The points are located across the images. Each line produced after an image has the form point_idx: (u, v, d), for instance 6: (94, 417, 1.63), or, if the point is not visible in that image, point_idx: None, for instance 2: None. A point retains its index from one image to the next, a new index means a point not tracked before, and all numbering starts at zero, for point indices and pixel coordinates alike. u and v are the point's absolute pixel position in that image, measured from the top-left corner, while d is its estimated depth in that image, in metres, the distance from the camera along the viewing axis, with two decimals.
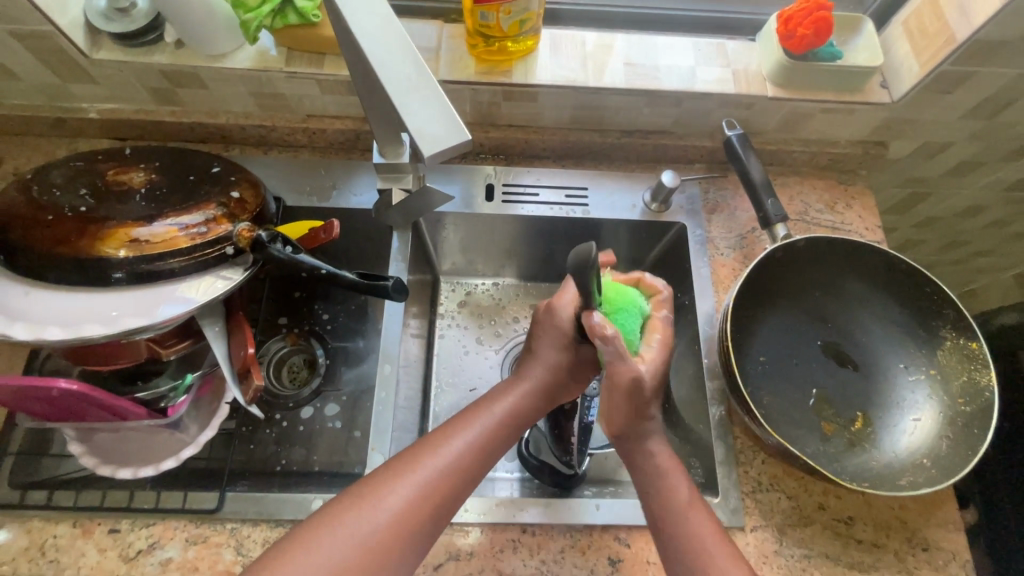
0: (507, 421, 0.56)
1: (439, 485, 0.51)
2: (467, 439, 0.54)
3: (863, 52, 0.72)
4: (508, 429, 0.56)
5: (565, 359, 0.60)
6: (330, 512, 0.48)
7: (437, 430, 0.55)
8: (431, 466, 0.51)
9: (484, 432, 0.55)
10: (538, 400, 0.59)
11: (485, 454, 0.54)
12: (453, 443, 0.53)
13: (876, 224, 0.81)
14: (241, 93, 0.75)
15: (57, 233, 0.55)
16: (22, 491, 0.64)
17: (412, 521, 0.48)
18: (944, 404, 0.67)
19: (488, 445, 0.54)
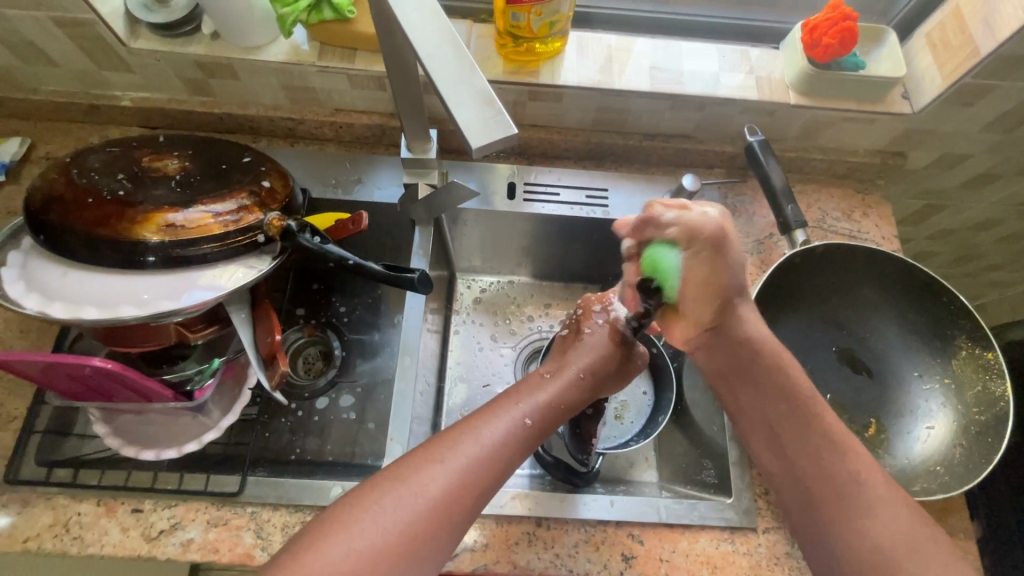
0: (545, 410, 0.58)
1: (475, 472, 0.51)
2: (503, 427, 0.55)
3: (886, 63, 0.73)
4: (546, 418, 0.58)
5: (608, 355, 0.64)
6: (373, 487, 0.49)
7: (474, 417, 0.56)
8: (468, 452, 0.52)
9: (522, 421, 0.56)
10: (578, 392, 0.61)
11: (521, 444, 0.55)
12: (490, 430, 0.54)
13: (893, 234, 0.82)
14: (273, 86, 0.77)
15: (95, 215, 0.57)
16: (48, 469, 0.65)
17: (449, 506, 0.49)
18: (958, 412, 0.68)
19: (524, 433, 0.55)
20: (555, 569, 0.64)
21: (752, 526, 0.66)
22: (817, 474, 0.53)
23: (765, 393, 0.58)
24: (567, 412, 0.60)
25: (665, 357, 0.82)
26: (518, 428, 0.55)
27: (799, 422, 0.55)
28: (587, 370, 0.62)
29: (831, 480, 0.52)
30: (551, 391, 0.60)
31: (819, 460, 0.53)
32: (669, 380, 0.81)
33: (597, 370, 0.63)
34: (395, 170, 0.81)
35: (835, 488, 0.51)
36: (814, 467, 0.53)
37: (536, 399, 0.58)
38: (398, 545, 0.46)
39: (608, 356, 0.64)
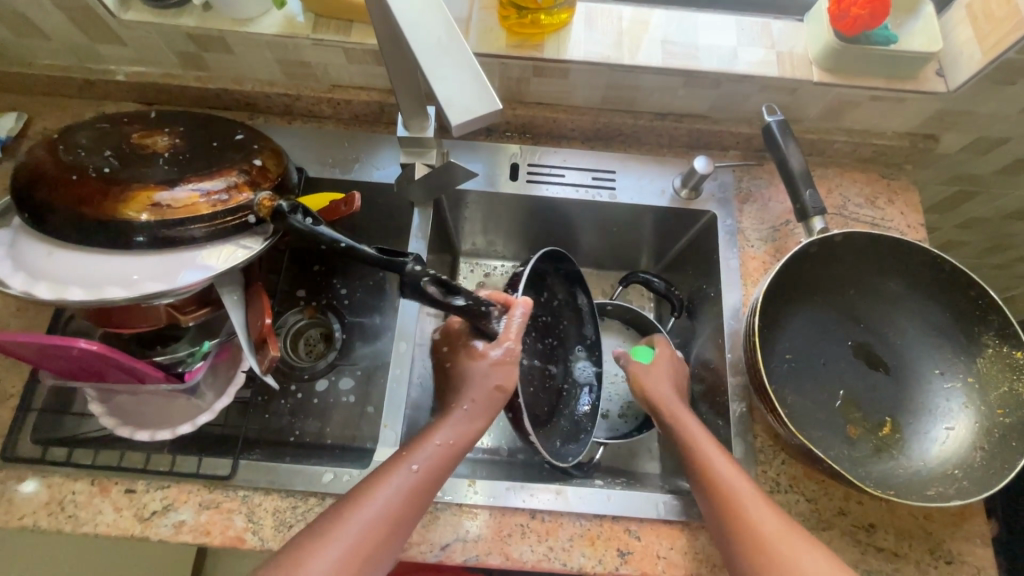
0: (436, 456, 0.57)
1: (373, 539, 0.51)
2: (399, 485, 0.54)
3: (919, 37, 0.67)
4: (442, 464, 0.57)
5: (479, 377, 0.61)
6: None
7: (373, 475, 0.55)
8: (358, 524, 0.51)
9: (418, 475, 0.55)
10: (470, 427, 0.60)
11: (421, 492, 0.55)
12: (383, 494, 0.53)
13: (919, 222, 0.77)
14: (267, 60, 0.74)
15: (80, 193, 0.55)
16: (44, 448, 0.65)
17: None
18: (980, 413, 0.64)
19: (424, 485, 0.55)
20: (548, 562, 0.62)
21: None
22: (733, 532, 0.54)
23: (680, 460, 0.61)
24: (459, 449, 0.59)
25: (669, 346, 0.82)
26: (415, 483, 0.55)
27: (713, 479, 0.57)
28: (468, 397, 0.61)
29: (752, 537, 0.53)
30: (438, 436, 0.58)
31: (736, 518, 0.54)
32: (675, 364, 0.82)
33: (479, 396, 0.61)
34: (394, 149, 0.79)
35: (757, 543, 0.52)
36: (730, 518, 0.54)
37: (425, 450, 0.57)
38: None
39: (479, 385, 0.61)
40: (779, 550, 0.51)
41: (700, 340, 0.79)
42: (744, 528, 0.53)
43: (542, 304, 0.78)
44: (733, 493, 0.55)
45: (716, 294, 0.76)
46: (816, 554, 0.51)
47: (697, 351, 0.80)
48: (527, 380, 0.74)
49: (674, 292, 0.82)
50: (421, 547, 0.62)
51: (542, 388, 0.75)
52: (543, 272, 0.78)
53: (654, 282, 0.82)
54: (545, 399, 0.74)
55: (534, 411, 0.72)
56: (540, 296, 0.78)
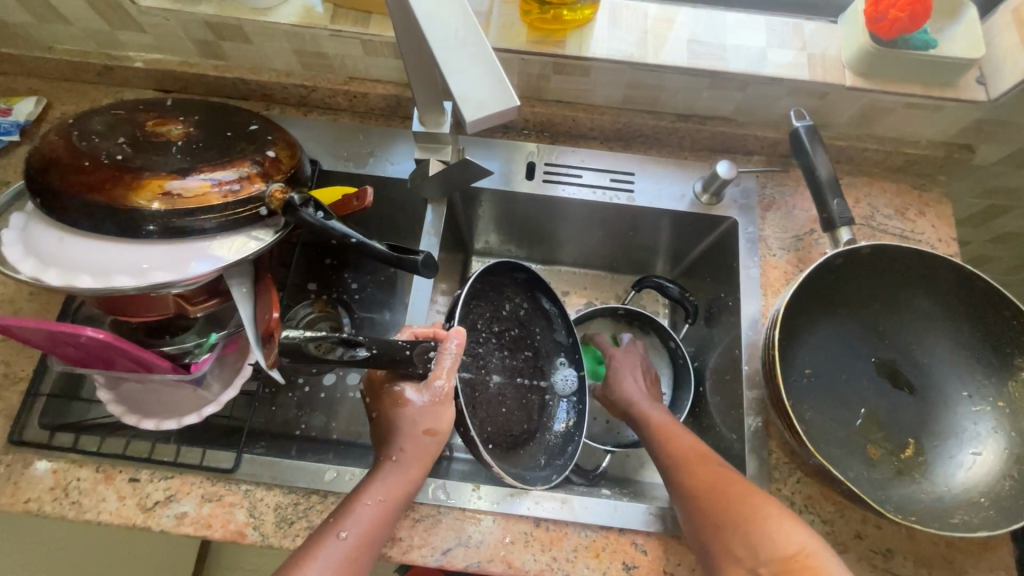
0: (372, 515, 0.54)
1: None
2: (343, 545, 0.52)
3: (960, 43, 0.64)
4: (382, 518, 0.54)
5: (412, 424, 0.58)
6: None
7: (311, 540, 0.52)
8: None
9: (360, 531, 0.53)
10: (406, 478, 0.57)
11: (366, 546, 0.53)
12: (324, 560, 0.50)
13: (951, 237, 0.74)
14: (284, 50, 0.73)
15: (92, 180, 0.54)
16: (51, 432, 0.65)
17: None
18: (1010, 440, 0.61)
19: (368, 540, 0.53)
20: (551, 572, 0.61)
21: None
22: (705, 506, 0.54)
23: (655, 453, 0.63)
24: (397, 505, 0.56)
25: (684, 353, 0.80)
26: (358, 540, 0.52)
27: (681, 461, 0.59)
28: (400, 451, 0.57)
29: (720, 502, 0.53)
30: (374, 495, 0.55)
31: (703, 490, 0.55)
32: (688, 372, 0.80)
33: (409, 449, 0.58)
34: (410, 144, 0.78)
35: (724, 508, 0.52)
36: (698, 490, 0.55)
37: (362, 511, 0.54)
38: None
39: (407, 436, 0.58)
40: (745, 511, 0.51)
41: (715, 350, 0.77)
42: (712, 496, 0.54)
43: (505, 318, 0.74)
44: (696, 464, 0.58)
45: (735, 303, 0.74)
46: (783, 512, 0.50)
47: (712, 360, 0.78)
48: (498, 399, 0.69)
49: (688, 299, 0.80)
50: (422, 550, 0.61)
51: (518, 404, 0.71)
52: (499, 283, 0.74)
53: (669, 288, 0.80)
54: (521, 416, 0.70)
55: (509, 432, 0.68)
56: (499, 310, 0.73)
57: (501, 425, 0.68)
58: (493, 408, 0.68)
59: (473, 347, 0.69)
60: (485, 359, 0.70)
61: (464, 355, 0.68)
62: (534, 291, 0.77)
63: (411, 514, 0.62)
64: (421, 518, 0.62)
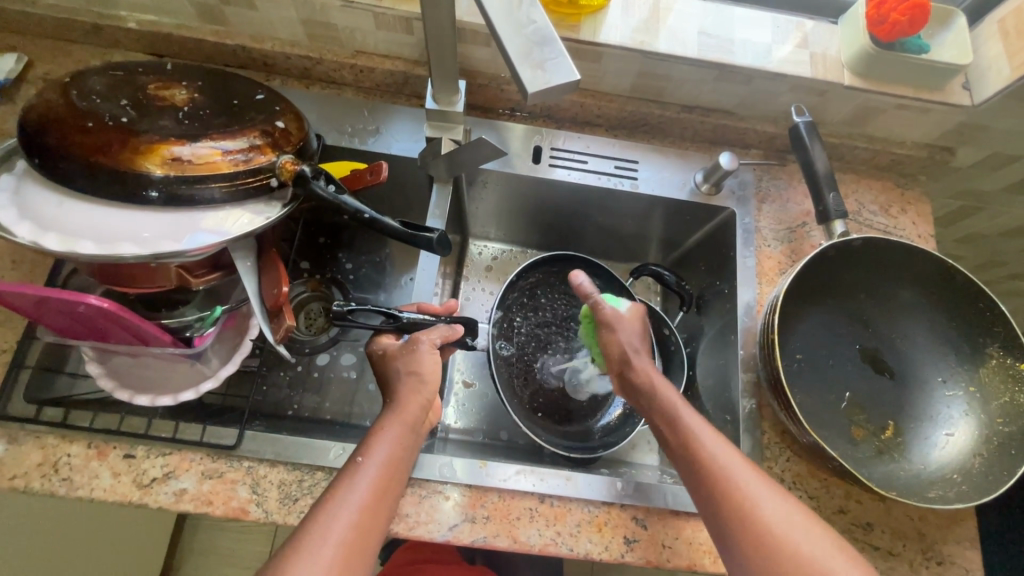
0: (393, 450, 0.54)
1: (360, 530, 0.48)
2: (369, 474, 0.51)
3: (951, 48, 0.68)
4: (400, 446, 0.54)
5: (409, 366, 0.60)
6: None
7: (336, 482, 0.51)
8: (342, 519, 0.48)
9: (382, 459, 0.53)
10: (409, 410, 0.57)
11: (392, 481, 0.52)
12: (357, 488, 0.50)
13: (929, 233, 0.78)
14: (291, 19, 0.71)
15: (95, 141, 0.52)
16: (37, 407, 0.62)
17: (350, 561, 0.47)
18: (980, 422, 0.66)
19: (391, 468, 0.53)
20: (555, 547, 0.62)
21: None
22: (758, 548, 0.49)
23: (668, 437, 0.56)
24: (409, 436, 0.56)
25: (677, 341, 0.79)
26: (382, 467, 0.52)
27: (739, 506, 0.50)
28: (396, 394, 0.58)
29: (782, 552, 0.48)
30: (387, 428, 0.55)
31: (758, 540, 0.49)
32: (680, 358, 0.79)
33: (406, 389, 0.58)
34: (416, 122, 0.77)
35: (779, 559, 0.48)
36: (757, 542, 0.49)
37: (381, 442, 0.54)
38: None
39: (397, 383, 0.60)
40: (801, 555, 0.48)
41: (707, 336, 0.80)
42: (766, 548, 0.48)
43: (569, 305, 0.82)
44: (762, 512, 0.50)
45: (730, 290, 0.77)
46: (839, 557, 0.48)
47: (704, 345, 0.81)
48: (529, 373, 0.78)
49: (685, 287, 0.81)
50: (428, 526, 0.62)
51: (552, 381, 0.79)
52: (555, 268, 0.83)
53: (665, 275, 0.81)
54: (549, 391, 0.78)
55: (532, 403, 0.77)
56: (572, 297, 0.82)
57: (555, 398, 0.78)
58: (551, 384, 0.79)
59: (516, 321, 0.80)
60: (547, 340, 0.81)
61: (505, 326, 0.79)
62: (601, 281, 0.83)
63: (417, 491, 0.63)
64: (428, 495, 0.63)
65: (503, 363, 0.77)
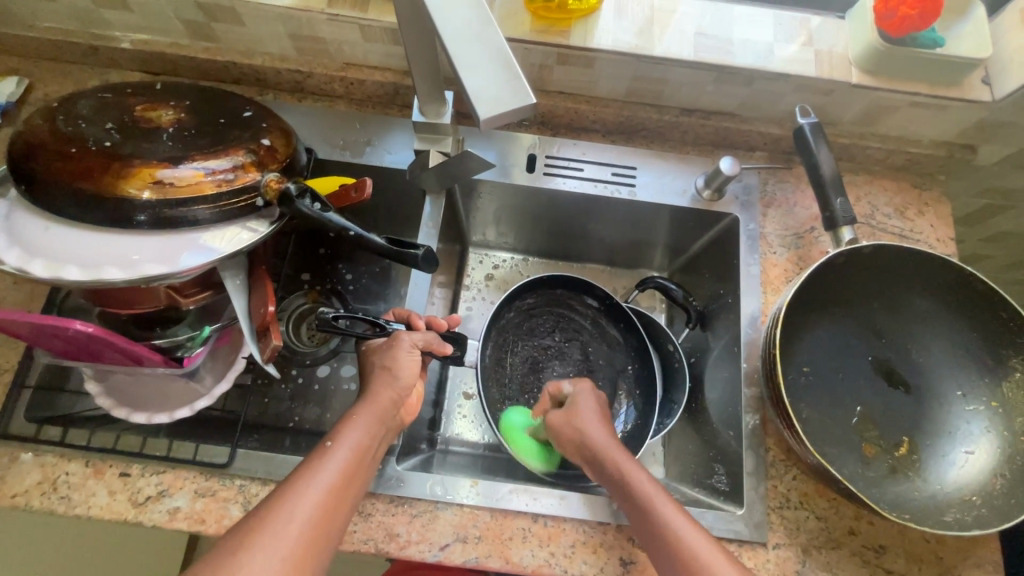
0: (365, 435, 0.53)
1: (326, 510, 0.47)
2: (338, 457, 0.51)
3: (968, 41, 0.63)
4: (371, 433, 0.54)
5: (382, 359, 0.60)
6: (223, 565, 0.43)
7: (304, 463, 0.50)
8: (311, 495, 0.47)
9: (352, 445, 0.52)
10: (380, 402, 0.56)
11: (363, 462, 0.52)
12: (325, 469, 0.49)
13: (950, 236, 0.74)
14: (279, 34, 0.71)
15: (80, 167, 0.52)
16: (38, 426, 0.63)
17: (315, 540, 0.46)
18: (1003, 439, 0.62)
19: (361, 454, 0.52)
20: (549, 568, 0.61)
21: (763, 541, 0.62)
22: None
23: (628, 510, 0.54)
24: (380, 427, 0.55)
25: (680, 357, 0.77)
26: (352, 452, 0.51)
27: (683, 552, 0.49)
28: (369, 386, 0.58)
29: None
30: (359, 415, 0.54)
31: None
32: (683, 375, 0.76)
33: (379, 382, 0.58)
34: (408, 133, 0.76)
35: None
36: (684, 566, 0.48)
37: (352, 428, 0.53)
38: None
39: (372, 378, 0.60)
40: None
41: (712, 348, 0.77)
42: None
43: (563, 329, 0.80)
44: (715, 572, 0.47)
45: (734, 300, 0.74)
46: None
47: (710, 358, 0.77)
48: (522, 397, 0.76)
49: (691, 303, 0.79)
50: (419, 546, 0.61)
51: None
52: (560, 293, 0.81)
53: (672, 290, 0.78)
54: None
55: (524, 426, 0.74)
56: (571, 320, 0.81)
57: None
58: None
59: (512, 343, 0.78)
60: (541, 364, 0.79)
61: (499, 348, 0.77)
62: (603, 310, 0.81)
63: (408, 510, 0.62)
64: (419, 514, 0.62)
65: (493, 383, 0.75)
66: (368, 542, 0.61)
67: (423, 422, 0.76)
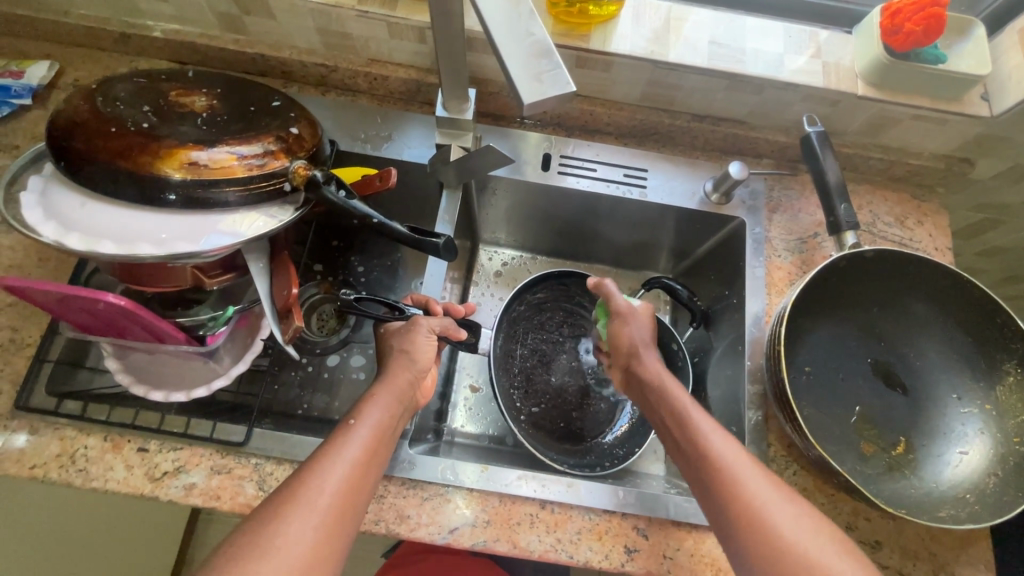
0: (384, 414, 0.55)
1: (351, 484, 0.49)
2: (361, 434, 0.52)
3: (969, 59, 0.67)
4: (390, 411, 0.56)
5: (398, 343, 0.62)
6: (257, 534, 0.44)
7: (328, 440, 0.52)
8: (338, 471, 0.49)
9: (373, 423, 0.54)
10: (397, 384, 0.58)
11: (384, 438, 0.54)
12: (350, 446, 0.51)
13: (947, 246, 0.77)
14: (308, 28, 0.73)
15: (117, 146, 0.54)
16: (58, 399, 0.64)
17: (343, 513, 0.48)
18: (996, 440, 0.64)
19: (382, 432, 0.54)
20: (555, 553, 0.62)
21: None
22: (737, 513, 0.50)
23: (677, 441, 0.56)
24: (398, 407, 0.57)
25: (684, 355, 0.79)
26: (373, 431, 0.53)
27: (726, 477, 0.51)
28: (386, 369, 0.60)
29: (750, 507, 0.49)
30: (379, 395, 0.56)
31: (739, 501, 0.50)
32: (687, 374, 0.78)
33: (395, 365, 0.60)
34: (427, 129, 0.78)
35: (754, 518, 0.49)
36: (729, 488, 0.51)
37: (372, 407, 0.55)
38: (314, 562, 0.45)
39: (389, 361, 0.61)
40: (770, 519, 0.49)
41: (715, 348, 0.80)
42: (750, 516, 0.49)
43: (575, 326, 0.83)
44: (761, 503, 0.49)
45: (739, 300, 0.76)
46: (829, 542, 0.48)
47: (713, 357, 0.80)
48: (531, 386, 0.78)
49: (696, 302, 0.80)
50: (429, 528, 0.62)
51: (555, 398, 0.79)
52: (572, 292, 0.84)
53: (678, 290, 0.80)
54: (552, 409, 0.78)
55: (530, 413, 0.76)
56: (581, 317, 0.83)
57: (554, 414, 0.77)
58: (552, 399, 0.78)
59: (522, 334, 0.80)
60: (551, 357, 0.81)
61: (511, 337, 0.79)
62: None
63: (419, 493, 0.64)
64: (430, 497, 0.64)
65: (503, 371, 0.77)
66: (379, 523, 0.62)
67: (431, 412, 0.78)
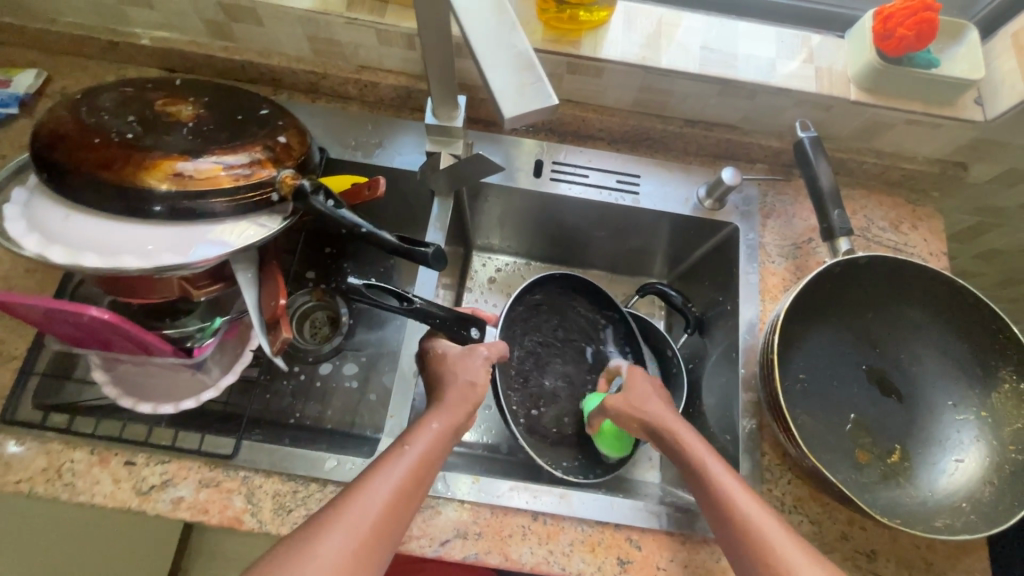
0: (433, 442, 0.54)
1: (390, 512, 0.48)
2: (407, 461, 0.51)
3: (962, 63, 0.66)
4: (441, 440, 0.54)
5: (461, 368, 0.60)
6: (294, 552, 0.45)
7: (377, 462, 0.52)
8: (379, 492, 0.48)
9: (422, 450, 0.53)
10: (452, 410, 0.57)
11: (429, 468, 0.53)
12: (394, 471, 0.50)
13: (942, 250, 0.76)
14: (297, 35, 0.72)
15: (101, 157, 0.53)
16: (44, 413, 0.64)
17: (380, 537, 0.47)
18: (992, 448, 0.64)
19: (429, 460, 0.52)
20: (547, 565, 0.62)
21: None
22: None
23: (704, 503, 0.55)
24: (449, 434, 0.55)
25: (679, 362, 0.79)
26: (420, 458, 0.52)
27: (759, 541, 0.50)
28: (444, 393, 0.58)
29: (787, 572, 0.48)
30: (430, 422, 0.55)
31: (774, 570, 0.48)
32: (681, 381, 0.78)
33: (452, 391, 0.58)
34: (418, 136, 0.77)
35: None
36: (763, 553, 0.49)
37: (423, 433, 0.54)
38: None
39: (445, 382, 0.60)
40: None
41: (710, 354, 0.79)
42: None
43: (573, 331, 0.82)
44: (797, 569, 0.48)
45: (733, 307, 0.76)
46: None
47: (708, 364, 0.79)
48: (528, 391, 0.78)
49: (690, 308, 0.80)
50: (420, 541, 0.62)
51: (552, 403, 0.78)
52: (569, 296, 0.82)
53: (672, 296, 0.80)
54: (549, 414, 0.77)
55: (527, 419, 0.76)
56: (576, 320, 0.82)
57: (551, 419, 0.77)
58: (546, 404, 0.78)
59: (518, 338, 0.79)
60: (546, 361, 0.80)
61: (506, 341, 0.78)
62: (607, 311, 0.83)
63: None
64: (421, 509, 0.63)
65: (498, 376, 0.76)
66: None
67: None
